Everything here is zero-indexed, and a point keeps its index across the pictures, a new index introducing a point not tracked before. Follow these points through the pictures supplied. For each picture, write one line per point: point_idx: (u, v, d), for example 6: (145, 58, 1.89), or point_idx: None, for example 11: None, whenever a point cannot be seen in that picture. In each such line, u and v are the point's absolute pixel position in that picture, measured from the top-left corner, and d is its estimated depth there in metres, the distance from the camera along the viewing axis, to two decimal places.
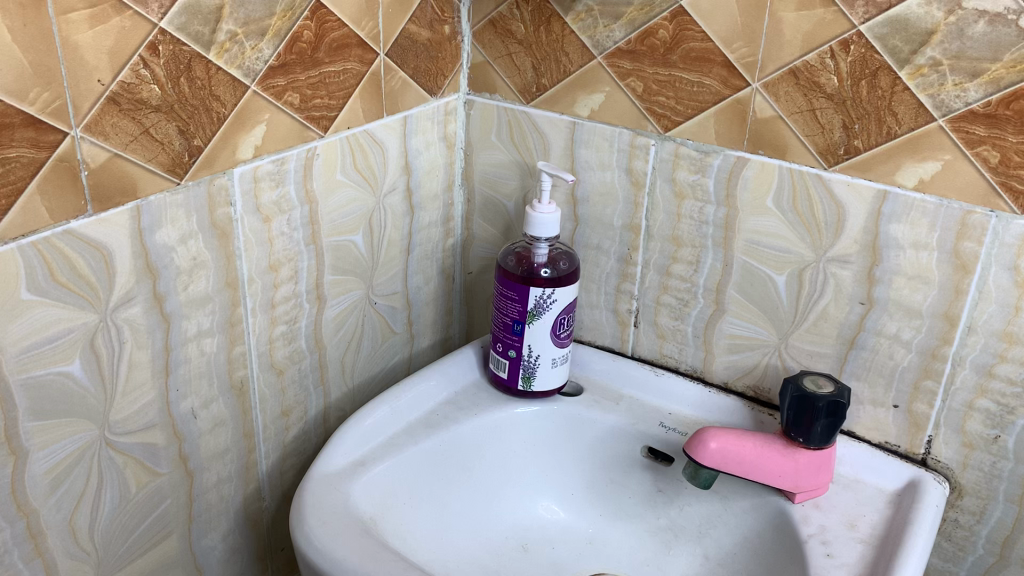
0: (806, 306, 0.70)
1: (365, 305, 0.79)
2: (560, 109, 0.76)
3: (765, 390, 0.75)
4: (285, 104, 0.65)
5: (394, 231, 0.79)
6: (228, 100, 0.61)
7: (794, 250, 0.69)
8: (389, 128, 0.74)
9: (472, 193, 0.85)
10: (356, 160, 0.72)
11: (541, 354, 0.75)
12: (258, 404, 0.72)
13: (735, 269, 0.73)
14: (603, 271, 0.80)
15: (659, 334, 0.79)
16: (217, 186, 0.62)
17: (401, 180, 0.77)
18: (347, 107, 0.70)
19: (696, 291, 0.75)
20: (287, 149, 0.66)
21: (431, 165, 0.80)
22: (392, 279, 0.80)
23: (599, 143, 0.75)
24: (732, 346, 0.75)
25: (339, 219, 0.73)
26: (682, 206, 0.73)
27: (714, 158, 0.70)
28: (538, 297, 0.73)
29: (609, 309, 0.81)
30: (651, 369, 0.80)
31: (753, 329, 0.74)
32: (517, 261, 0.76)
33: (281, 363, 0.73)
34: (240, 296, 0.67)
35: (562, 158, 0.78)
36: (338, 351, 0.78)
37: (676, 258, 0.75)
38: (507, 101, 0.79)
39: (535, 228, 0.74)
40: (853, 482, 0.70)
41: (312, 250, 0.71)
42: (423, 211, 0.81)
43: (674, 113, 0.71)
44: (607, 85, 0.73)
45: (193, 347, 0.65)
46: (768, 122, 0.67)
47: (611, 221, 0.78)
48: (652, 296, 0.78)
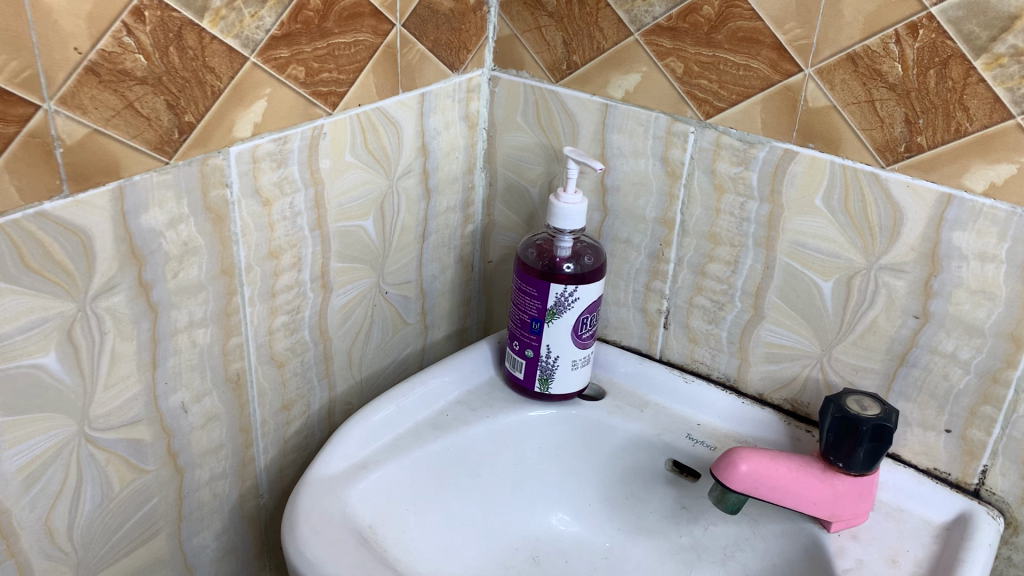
0: (853, 317, 0.64)
1: (375, 294, 0.73)
2: (591, 90, 0.70)
3: (804, 404, 0.69)
4: (289, 78, 0.59)
5: (409, 217, 0.73)
6: (223, 73, 0.55)
7: (843, 255, 0.63)
8: (404, 106, 0.68)
9: (495, 176, 0.78)
10: (367, 141, 0.67)
11: (560, 355, 0.70)
12: (256, 399, 0.67)
13: (778, 271, 0.66)
14: (632, 267, 0.74)
15: (691, 338, 0.73)
16: (211, 165, 0.57)
17: (417, 162, 0.72)
18: (358, 82, 0.64)
19: (733, 294, 0.69)
20: (290, 126, 0.61)
21: (451, 146, 0.74)
22: (405, 267, 0.75)
23: (633, 128, 0.69)
24: (769, 355, 0.69)
25: (348, 203, 0.67)
26: (722, 201, 0.67)
27: (759, 150, 0.64)
28: (559, 294, 0.68)
29: (637, 308, 0.75)
30: (681, 375, 0.74)
31: (793, 339, 0.68)
32: (536, 256, 0.70)
33: (282, 355, 0.68)
34: (237, 284, 0.62)
35: (592, 143, 0.71)
36: (345, 343, 0.72)
37: (713, 257, 0.69)
38: (535, 80, 0.72)
39: (561, 220, 0.69)
40: (896, 511, 0.64)
41: (316, 236, 0.66)
42: (441, 196, 0.76)
43: (717, 98, 0.64)
44: (645, 65, 0.66)
45: (184, 338, 0.60)
46: (821, 112, 0.60)
47: (644, 214, 0.71)
48: (685, 296, 0.72)
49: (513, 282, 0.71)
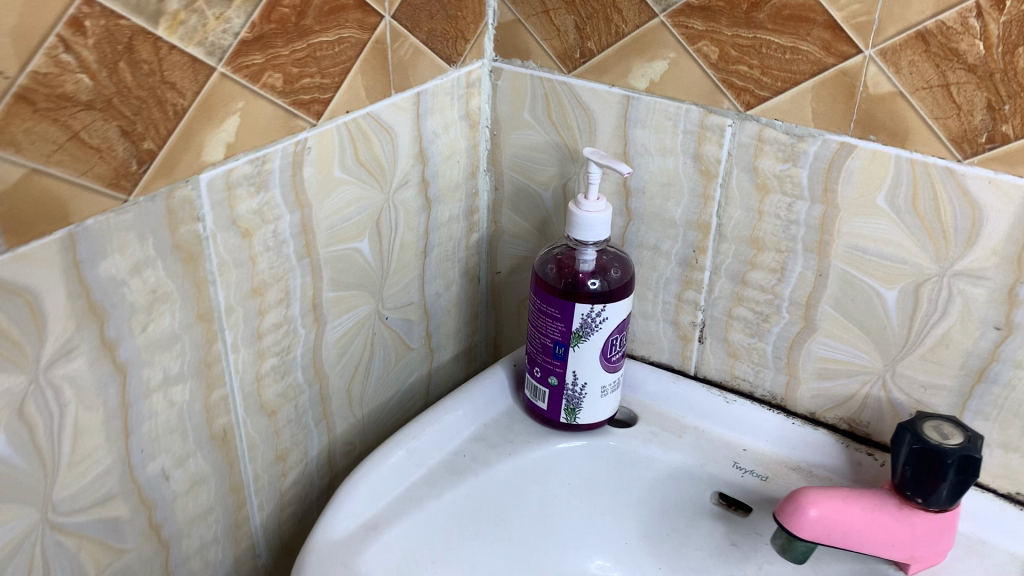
0: (922, 329, 0.57)
1: (374, 322, 0.65)
2: (610, 80, 0.61)
3: (863, 424, 0.62)
4: (265, 87, 0.50)
5: (408, 232, 0.64)
6: (186, 88, 0.46)
7: (910, 261, 0.55)
8: (398, 109, 0.59)
9: (501, 179, 0.70)
10: (357, 152, 0.58)
11: (588, 382, 0.62)
12: (246, 454, 0.59)
13: (833, 279, 0.59)
14: (661, 276, 0.66)
15: (731, 353, 0.65)
16: (179, 198, 0.48)
17: (415, 171, 0.63)
18: (344, 86, 0.55)
19: (780, 304, 0.61)
20: (269, 144, 0.52)
21: (451, 149, 0.65)
22: (406, 288, 0.66)
23: (660, 122, 0.60)
24: (822, 371, 0.62)
25: (339, 225, 0.59)
26: (765, 202, 0.59)
27: (810, 144, 0.56)
28: (585, 315, 0.60)
29: (668, 321, 0.67)
30: (720, 394, 0.67)
31: (850, 353, 0.60)
32: (556, 271, 0.62)
33: (273, 402, 0.59)
34: (217, 330, 0.53)
35: (612, 141, 0.63)
36: (343, 379, 0.64)
37: (756, 264, 0.61)
38: (543, 70, 0.64)
39: (586, 232, 0.60)
40: (977, 544, 0.57)
41: (305, 264, 0.57)
42: (442, 206, 0.67)
43: (759, 86, 0.56)
44: (673, 50, 0.58)
45: (159, 398, 0.51)
46: (884, 100, 0.52)
47: (674, 217, 0.63)
48: (723, 308, 0.64)
49: (531, 302, 0.63)
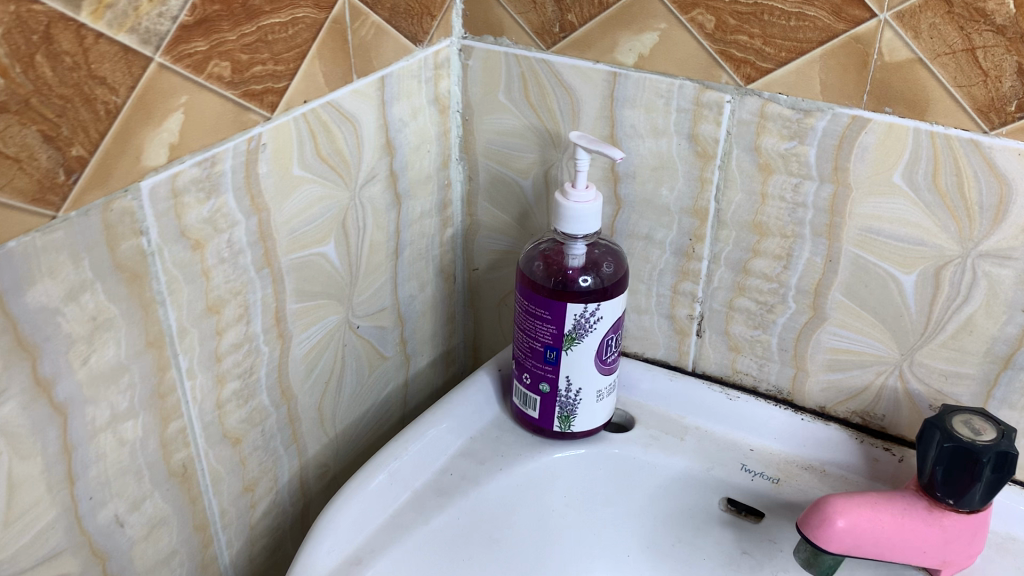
0: (943, 315, 0.52)
1: (345, 332, 0.59)
2: (594, 56, 0.55)
3: (878, 417, 0.58)
4: (211, 78, 0.44)
5: (377, 232, 0.58)
6: (119, 83, 0.40)
7: (930, 242, 0.51)
8: (361, 96, 0.53)
9: (475, 168, 0.64)
10: (319, 146, 0.51)
11: (582, 387, 0.57)
12: (210, 488, 0.52)
13: (844, 265, 0.54)
14: (654, 267, 0.61)
15: (733, 347, 0.61)
16: (117, 210, 0.41)
17: (382, 164, 0.57)
18: (301, 74, 0.49)
19: (786, 293, 0.57)
20: (219, 142, 0.45)
21: (420, 138, 0.59)
22: (377, 293, 0.60)
23: (650, 100, 0.55)
24: (833, 363, 0.58)
25: (301, 229, 0.52)
26: (769, 184, 0.54)
27: (818, 119, 0.51)
28: (578, 315, 0.55)
29: (663, 315, 0.62)
30: (722, 390, 0.62)
31: (864, 343, 0.56)
32: (545, 270, 0.56)
33: (237, 429, 0.53)
34: (169, 356, 0.47)
35: (597, 122, 0.57)
36: (314, 398, 0.58)
37: (759, 251, 0.56)
38: (519, 47, 0.58)
39: (577, 225, 0.55)
40: (1007, 541, 0.53)
41: (266, 275, 0.51)
42: (414, 200, 0.61)
43: (761, 58, 0.51)
44: (663, 21, 0.52)
45: (108, 438, 0.45)
46: (901, 68, 0.47)
47: (667, 204, 0.58)
48: (723, 299, 0.59)
49: (517, 303, 0.58)
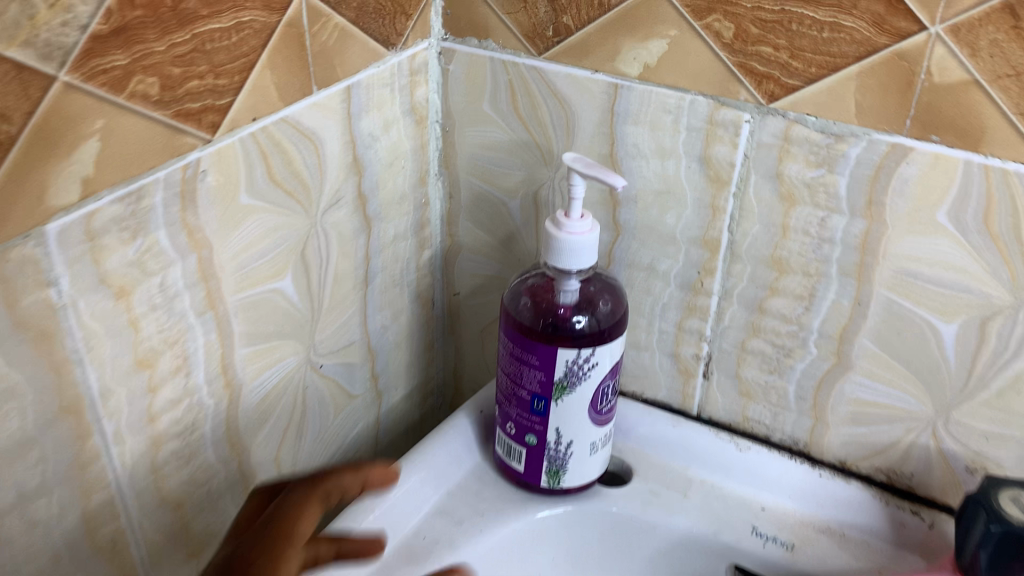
0: (988, 371, 0.46)
1: (307, 373, 0.52)
2: (592, 64, 0.48)
3: (905, 476, 0.51)
4: (134, 97, 0.36)
5: (344, 261, 0.51)
6: (12, 107, 0.32)
7: (977, 289, 0.44)
8: (323, 109, 0.46)
9: (456, 184, 0.57)
10: (272, 169, 0.44)
11: (574, 440, 0.50)
12: (147, 563, 0.45)
13: (875, 309, 0.47)
14: (656, 301, 0.54)
15: (743, 392, 0.54)
16: (15, 259, 0.34)
17: (348, 185, 0.49)
18: (248, 87, 0.41)
19: (807, 337, 0.50)
20: (147, 172, 0.38)
21: (394, 153, 0.52)
22: (345, 327, 0.53)
23: (656, 117, 0.48)
24: (857, 415, 0.51)
25: (252, 264, 0.45)
26: (791, 215, 0.47)
27: (851, 146, 0.44)
28: (570, 362, 0.48)
29: (665, 354, 0.56)
30: (730, 439, 0.55)
31: (893, 395, 0.49)
32: (533, 309, 0.49)
33: (178, 493, 0.46)
34: (91, 421, 0.40)
35: (595, 140, 0.50)
36: (270, 448, 0.51)
37: (777, 289, 0.50)
38: (506, 52, 0.50)
39: (570, 259, 0.48)
40: None
41: (209, 320, 0.44)
42: (386, 223, 0.54)
43: (786, 73, 0.44)
44: (674, 27, 0.45)
45: (15, 522, 0.38)
46: (954, 90, 0.40)
47: (673, 232, 0.51)
48: (734, 339, 0.53)
49: (501, 345, 0.51)
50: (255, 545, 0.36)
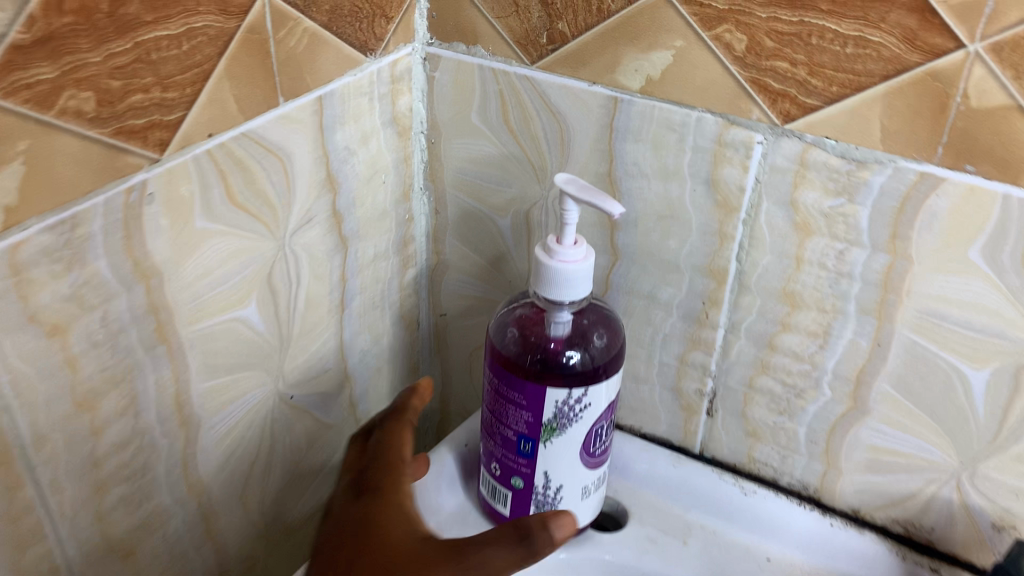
0: (1021, 424, 0.41)
1: (275, 405, 0.48)
2: (590, 75, 0.44)
3: (924, 529, 0.47)
4: (66, 114, 0.32)
5: (317, 284, 0.47)
6: None
7: (1011, 335, 0.40)
8: (292, 122, 0.42)
9: (443, 200, 0.53)
10: (233, 189, 0.40)
11: (564, 485, 0.46)
12: None
13: (896, 352, 0.43)
14: (657, 332, 0.50)
15: (750, 432, 0.50)
16: None
17: (321, 204, 0.45)
18: (203, 100, 0.37)
19: (820, 378, 0.46)
20: (83, 197, 0.34)
21: (373, 167, 0.48)
22: (319, 354, 0.49)
23: (659, 134, 0.44)
24: (873, 463, 0.47)
25: (210, 293, 0.41)
26: (806, 247, 0.43)
27: (874, 173, 0.39)
28: (560, 403, 0.43)
29: (666, 387, 0.51)
30: (735, 481, 0.52)
31: (914, 444, 0.45)
32: (521, 343, 0.45)
33: (127, 540, 0.42)
34: (22, 471, 0.36)
35: (592, 158, 0.46)
36: (233, 486, 0.47)
37: (788, 325, 0.45)
38: (496, 59, 0.46)
39: (562, 289, 0.43)
40: None
41: (160, 354, 0.40)
42: (365, 242, 0.50)
43: (804, 91, 0.39)
44: (680, 36, 0.41)
45: None
46: (993, 116, 0.36)
47: (675, 259, 0.47)
48: (741, 376, 0.48)
49: (486, 381, 0.47)
50: (372, 471, 0.39)
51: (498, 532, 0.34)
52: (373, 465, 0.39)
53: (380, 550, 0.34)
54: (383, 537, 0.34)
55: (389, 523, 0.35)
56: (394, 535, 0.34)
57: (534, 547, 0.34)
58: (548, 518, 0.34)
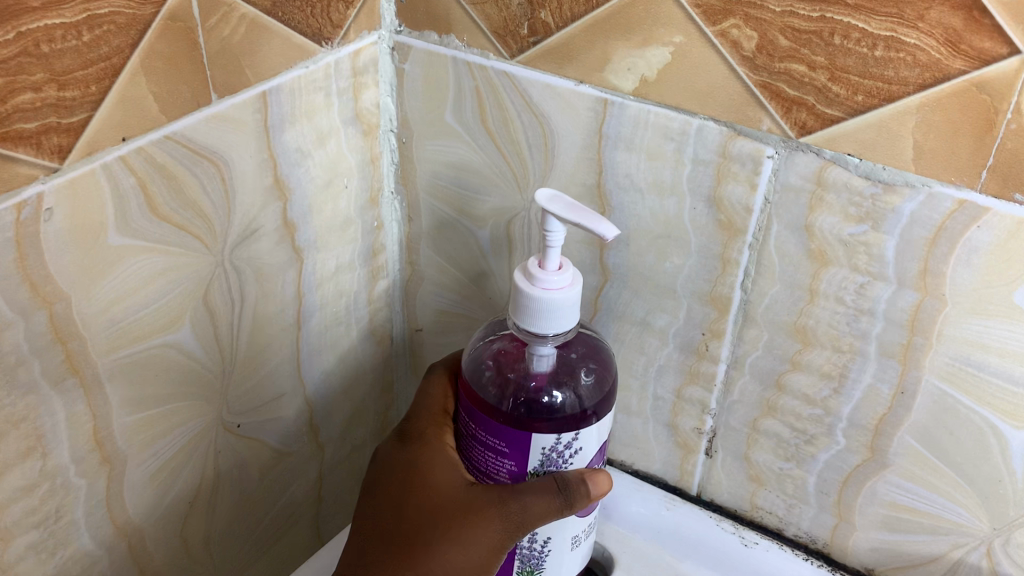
0: None
1: (219, 434, 0.43)
2: (576, 73, 0.38)
3: None
4: None
5: (266, 301, 0.42)
6: None
7: None
8: (228, 123, 0.36)
9: (416, 206, 0.48)
10: (156, 199, 0.34)
11: (552, 536, 0.40)
12: None
13: (921, 402, 0.37)
14: (650, 362, 0.44)
15: (752, 476, 0.45)
16: None
17: (269, 212, 0.40)
18: (112, 99, 0.31)
19: (833, 424, 0.40)
20: None
21: (332, 170, 0.43)
22: (272, 375, 0.45)
23: (653, 144, 0.38)
24: (891, 521, 0.41)
25: (132, 318, 0.36)
26: (821, 278, 0.37)
27: (903, 199, 0.33)
28: (547, 450, 0.37)
29: (661, 423, 0.46)
30: (735, 529, 0.46)
31: (938, 504, 0.39)
32: (498, 382, 0.40)
33: None
34: None
35: (578, 167, 0.40)
36: (172, 523, 0.42)
37: (798, 364, 0.40)
38: (471, 51, 0.41)
39: (546, 319, 0.38)
40: None
41: (73, 389, 0.34)
42: (324, 252, 0.45)
43: (822, 99, 0.33)
44: (679, 32, 0.35)
45: None
46: None
47: (671, 284, 0.41)
48: (744, 416, 0.43)
49: (460, 425, 0.41)
50: (415, 421, 0.43)
51: (541, 480, 0.37)
52: (415, 417, 0.44)
53: (428, 489, 0.40)
54: (428, 484, 0.40)
55: (434, 469, 0.40)
56: (438, 485, 0.39)
57: (570, 498, 0.36)
58: (587, 475, 0.37)
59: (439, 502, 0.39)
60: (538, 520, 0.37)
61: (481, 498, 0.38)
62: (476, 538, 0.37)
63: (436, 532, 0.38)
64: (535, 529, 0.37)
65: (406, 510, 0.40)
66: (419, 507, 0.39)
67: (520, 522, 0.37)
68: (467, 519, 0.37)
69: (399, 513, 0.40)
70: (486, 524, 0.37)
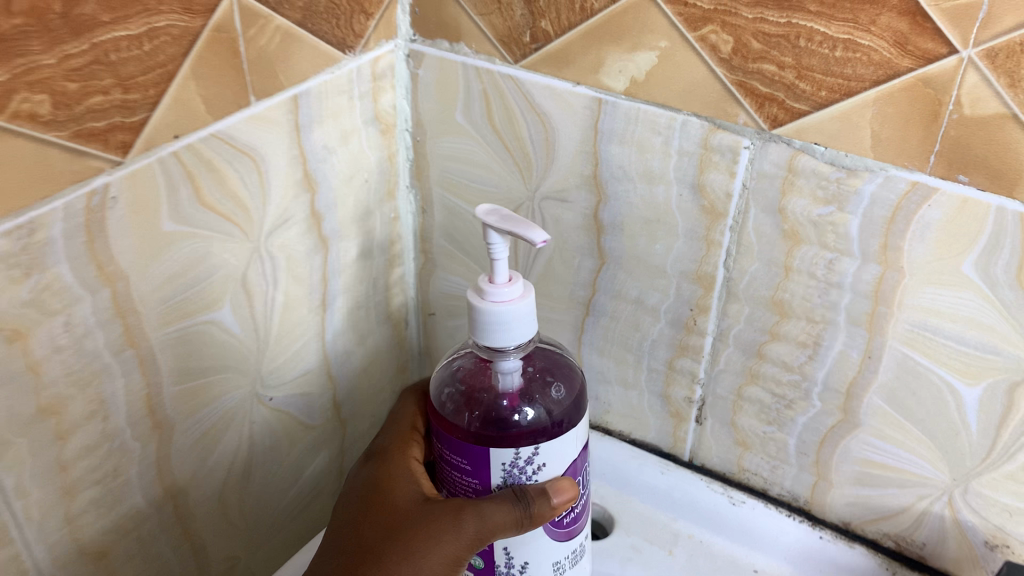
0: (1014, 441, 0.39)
1: (252, 408, 0.47)
2: (574, 75, 0.43)
3: (916, 545, 0.45)
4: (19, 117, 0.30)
5: (295, 285, 0.47)
6: None
7: (1006, 351, 0.38)
8: (264, 123, 0.41)
9: (429, 199, 0.53)
10: (202, 190, 0.39)
11: (531, 561, 0.40)
12: None
13: (887, 365, 0.41)
14: (645, 337, 0.49)
15: (739, 441, 0.49)
16: None
17: (298, 204, 0.45)
18: (166, 101, 0.36)
19: (809, 389, 0.44)
20: (40, 203, 0.32)
21: (353, 165, 0.48)
22: (299, 354, 0.49)
23: (643, 138, 0.42)
24: (863, 477, 0.45)
25: (179, 297, 0.40)
26: (795, 255, 0.41)
27: (864, 182, 0.38)
28: (507, 464, 0.38)
29: (655, 394, 0.50)
30: (724, 491, 0.51)
31: (905, 458, 0.43)
32: (461, 402, 0.40)
33: (98, 544, 0.41)
34: None
35: (576, 159, 0.45)
36: (211, 488, 0.47)
37: (776, 334, 0.44)
38: (479, 57, 0.45)
39: (492, 335, 0.38)
40: None
41: (129, 360, 0.39)
42: (346, 241, 0.49)
43: (790, 94, 0.37)
44: (665, 37, 0.39)
45: None
46: (984, 125, 0.34)
47: (662, 264, 0.46)
48: (730, 385, 0.47)
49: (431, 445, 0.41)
50: (384, 442, 0.45)
51: (502, 492, 0.38)
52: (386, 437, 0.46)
53: (390, 506, 0.41)
54: (389, 501, 0.41)
55: (397, 485, 0.42)
56: (398, 501, 0.41)
57: (528, 507, 0.37)
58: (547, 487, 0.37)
59: (400, 517, 0.40)
60: (497, 530, 0.37)
61: (441, 512, 0.39)
62: (435, 549, 0.38)
63: (394, 546, 0.39)
64: (494, 541, 0.38)
65: (365, 525, 0.41)
66: (378, 522, 0.40)
67: (479, 533, 0.37)
68: (426, 529, 0.39)
69: (357, 531, 0.41)
70: (442, 535, 0.38)
